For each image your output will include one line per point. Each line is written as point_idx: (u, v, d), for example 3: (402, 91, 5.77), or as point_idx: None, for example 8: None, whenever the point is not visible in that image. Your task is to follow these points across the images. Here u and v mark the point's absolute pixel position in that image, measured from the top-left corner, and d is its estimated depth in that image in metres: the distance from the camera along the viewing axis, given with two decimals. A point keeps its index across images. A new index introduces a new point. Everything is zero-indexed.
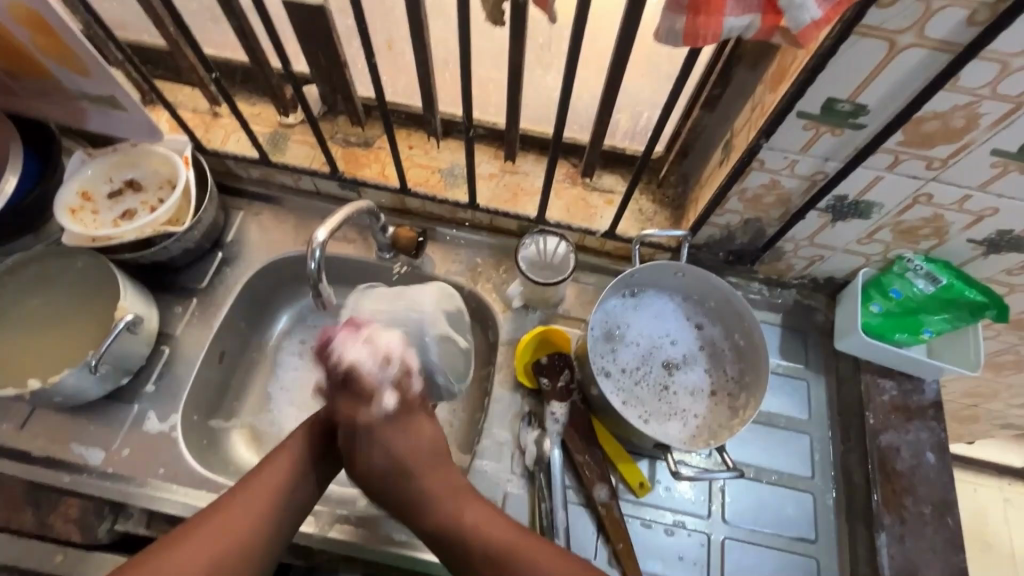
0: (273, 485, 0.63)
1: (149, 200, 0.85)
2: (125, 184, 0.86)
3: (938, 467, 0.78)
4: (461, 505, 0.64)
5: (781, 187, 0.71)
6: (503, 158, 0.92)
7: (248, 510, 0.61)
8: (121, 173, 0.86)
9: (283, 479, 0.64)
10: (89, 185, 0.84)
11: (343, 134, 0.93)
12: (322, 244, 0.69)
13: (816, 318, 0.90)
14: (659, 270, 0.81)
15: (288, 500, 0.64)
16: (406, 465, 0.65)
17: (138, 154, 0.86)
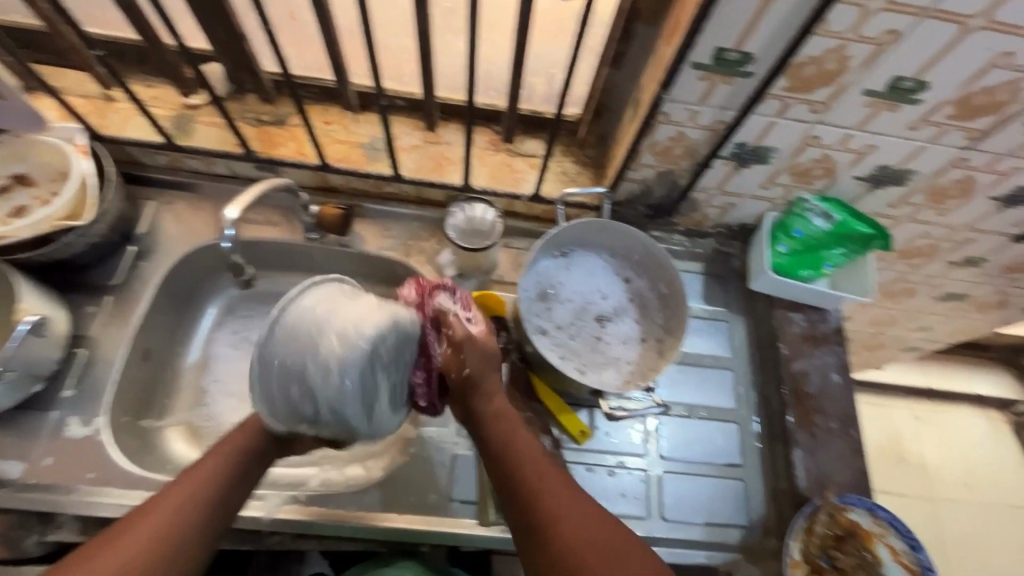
0: (209, 477, 0.61)
1: (42, 194, 0.80)
2: (13, 180, 0.80)
3: (842, 386, 0.86)
4: (531, 458, 0.63)
5: (687, 138, 0.75)
6: (425, 129, 0.91)
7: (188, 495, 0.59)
8: (8, 166, 0.80)
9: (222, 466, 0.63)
10: None
11: (254, 113, 0.89)
12: (234, 222, 0.68)
13: (733, 263, 0.97)
14: (584, 227, 0.85)
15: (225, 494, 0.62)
16: (499, 403, 0.69)
17: (21, 146, 0.80)
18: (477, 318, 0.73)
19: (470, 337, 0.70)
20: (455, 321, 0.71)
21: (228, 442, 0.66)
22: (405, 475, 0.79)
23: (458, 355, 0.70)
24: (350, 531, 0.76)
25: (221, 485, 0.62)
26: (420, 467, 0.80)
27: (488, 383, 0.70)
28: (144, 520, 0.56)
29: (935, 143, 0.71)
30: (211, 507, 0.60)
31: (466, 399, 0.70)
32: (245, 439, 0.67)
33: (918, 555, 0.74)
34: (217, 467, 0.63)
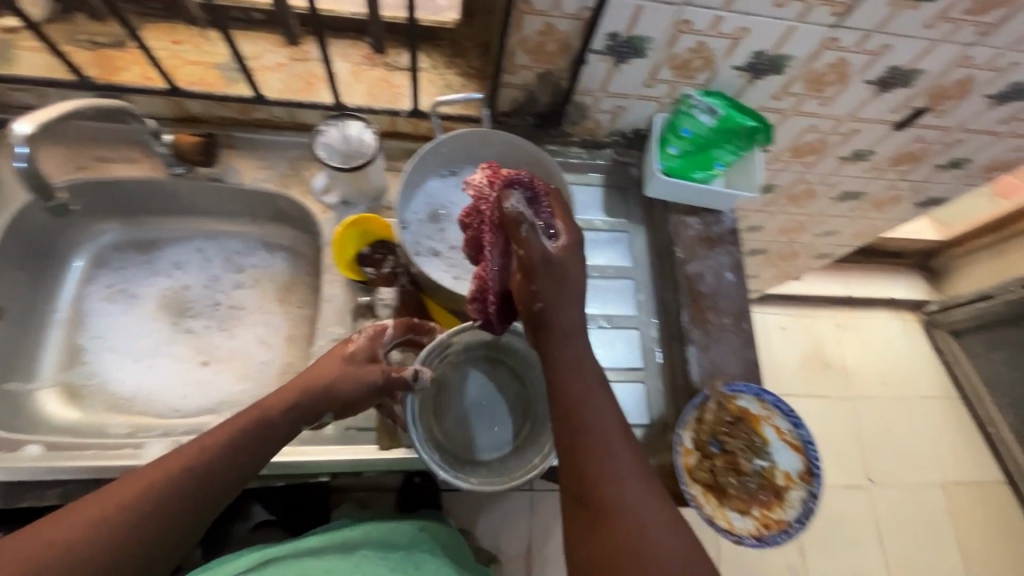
0: (196, 466, 0.57)
1: None
2: None
3: (736, 283, 0.88)
4: (601, 415, 0.59)
5: (557, 31, 0.70)
6: (289, 45, 0.84)
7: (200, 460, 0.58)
8: None
9: (240, 443, 0.60)
10: None
11: (86, 34, 0.79)
12: (27, 138, 0.64)
13: (631, 173, 0.95)
14: (464, 139, 0.81)
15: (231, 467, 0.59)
16: (575, 344, 0.62)
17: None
18: (558, 230, 0.63)
19: (546, 257, 0.59)
20: (524, 234, 0.59)
21: (230, 426, 0.60)
22: None
23: (529, 283, 0.60)
24: None
25: (207, 475, 0.58)
26: None
27: (560, 319, 0.61)
28: (105, 508, 0.54)
29: (804, 22, 0.70)
30: (190, 501, 0.57)
31: (540, 333, 0.62)
32: (248, 429, 0.60)
33: (800, 431, 0.81)
34: (212, 455, 0.58)
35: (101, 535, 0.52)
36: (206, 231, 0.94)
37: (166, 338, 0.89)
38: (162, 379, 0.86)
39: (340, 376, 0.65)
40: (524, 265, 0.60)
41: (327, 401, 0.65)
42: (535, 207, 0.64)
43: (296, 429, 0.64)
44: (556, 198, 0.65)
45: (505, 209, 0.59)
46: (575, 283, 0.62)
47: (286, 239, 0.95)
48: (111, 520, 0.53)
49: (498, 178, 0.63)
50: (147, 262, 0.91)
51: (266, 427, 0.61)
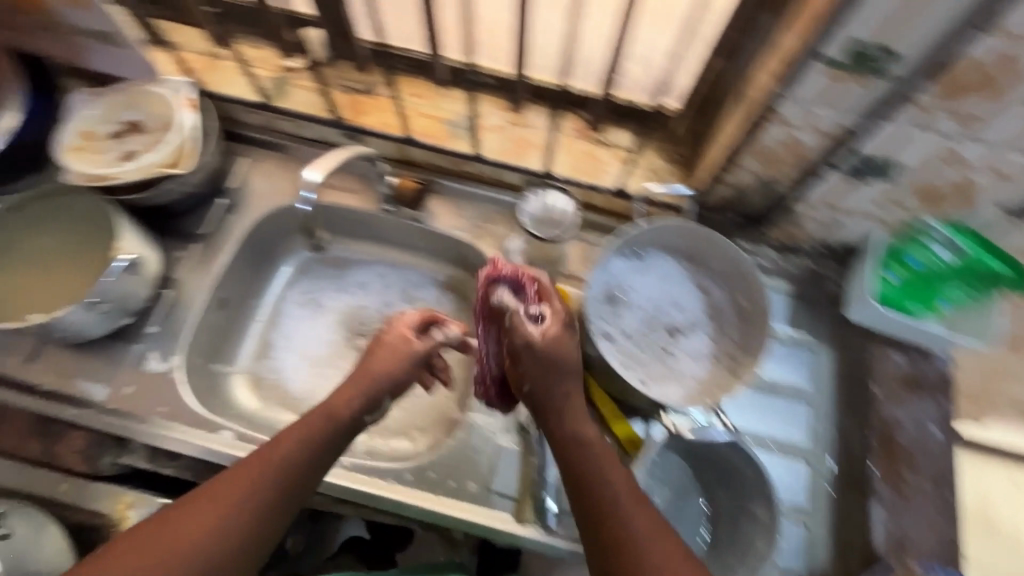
0: (272, 466, 0.59)
1: (150, 141, 0.83)
2: (125, 125, 0.83)
3: (943, 442, 0.75)
4: (635, 510, 0.58)
5: (801, 143, 0.66)
6: (510, 110, 0.88)
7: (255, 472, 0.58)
8: (120, 114, 0.84)
9: (298, 453, 0.61)
10: (88, 125, 0.82)
11: (347, 81, 0.90)
12: (314, 186, 0.72)
13: (828, 287, 0.87)
14: (662, 229, 0.80)
15: (296, 476, 0.60)
16: (591, 440, 0.64)
17: (136, 94, 0.84)
18: (543, 313, 0.69)
19: (529, 341, 0.67)
20: (512, 320, 0.68)
21: (290, 432, 0.62)
22: (447, 458, 0.77)
23: (517, 363, 0.68)
24: (389, 507, 0.75)
25: (299, 472, 0.60)
26: (462, 454, 0.77)
27: (548, 398, 0.67)
28: (219, 504, 0.55)
29: None
30: (291, 486, 0.60)
31: (544, 415, 0.68)
32: (307, 431, 0.63)
33: None
34: (276, 456, 0.60)
35: (232, 519, 0.55)
36: (394, 259, 1.00)
37: (339, 351, 0.96)
38: (328, 389, 0.93)
39: (375, 359, 0.71)
40: (517, 346, 0.68)
41: (392, 387, 0.71)
42: (522, 296, 0.71)
43: (354, 428, 0.67)
44: (545, 286, 0.71)
45: (493, 302, 0.71)
46: (569, 363, 0.68)
47: (458, 282, 0.99)
48: (231, 509, 0.55)
49: (496, 270, 0.71)
50: (339, 277, 1.00)
51: (334, 418, 0.65)
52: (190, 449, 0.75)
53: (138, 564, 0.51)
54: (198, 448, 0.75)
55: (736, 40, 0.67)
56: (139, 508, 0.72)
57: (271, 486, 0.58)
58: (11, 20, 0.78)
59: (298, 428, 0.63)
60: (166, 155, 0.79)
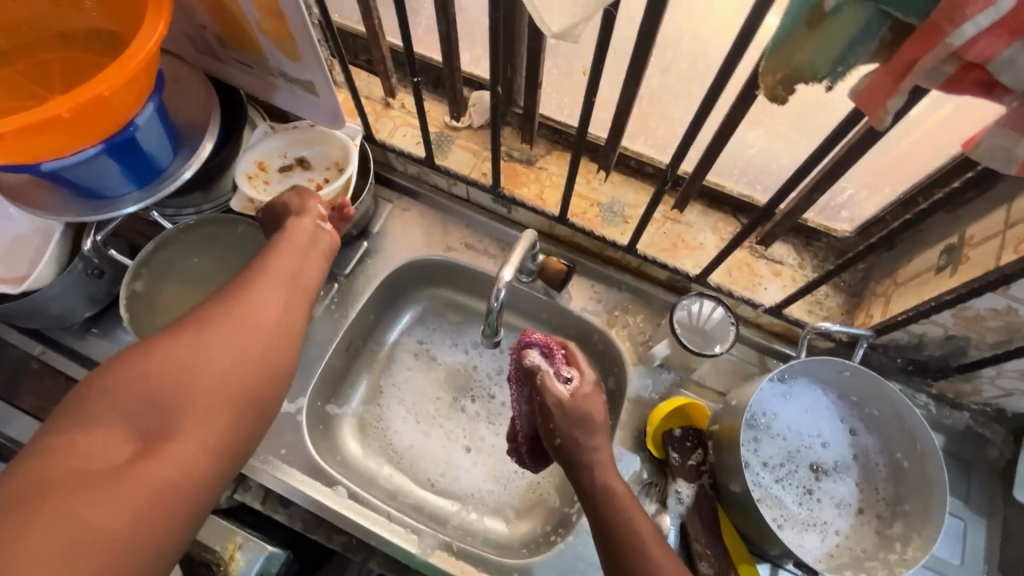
0: (279, 275, 0.60)
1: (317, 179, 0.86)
2: (296, 161, 0.87)
3: None
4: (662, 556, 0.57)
5: (1018, 318, 0.61)
6: (671, 205, 0.86)
7: (264, 281, 0.59)
8: (295, 150, 0.87)
9: (289, 263, 0.62)
10: (265, 157, 0.86)
11: (507, 148, 0.90)
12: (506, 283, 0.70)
13: (987, 452, 0.79)
14: (824, 365, 0.73)
15: (296, 284, 0.61)
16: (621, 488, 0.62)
17: (313, 137, 0.87)
18: (574, 376, 0.67)
19: (559, 402, 0.64)
20: (540, 384, 0.65)
21: (278, 252, 0.63)
22: (556, 563, 0.73)
23: (550, 426, 0.65)
24: None
25: (293, 284, 0.61)
26: (573, 562, 0.73)
27: (582, 456, 0.64)
28: (234, 313, 0.54)
29: None
30: (299, 298, 0.61)
31: (569, 472, 0.65)
32: (288, 250, 0.63)
33: None
34: (277, 271, 0.61)
35: (263, 324, 0.55)
36: (512, 325, 0.98)
37: (445, 410, 0.93)
38: (429, 448, 0.91)
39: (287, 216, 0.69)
40: (548, 413, 0.65)
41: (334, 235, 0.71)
42: (550, 360, 0.69)
43: (327, 258, 0.68)
44: (571, 350, 0.70)
45: (523, 365, 0.68)
46: (600, 419, 0.65)
47: None
48: (255, 313, 0.55)
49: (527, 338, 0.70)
50: (456, 333, 0.98)
51: (300, 234, 0.66)
52: (306, 500, 0.75)
53: (160, 366, 0.49)
54: (313, 500, 0.75)
55: (961, 196, 0.62)
56: (247, 552, 0.71)
57: (278, 289, 0.59)
58: (216, 51, 0.82)
59: (283, 247, 0.63)
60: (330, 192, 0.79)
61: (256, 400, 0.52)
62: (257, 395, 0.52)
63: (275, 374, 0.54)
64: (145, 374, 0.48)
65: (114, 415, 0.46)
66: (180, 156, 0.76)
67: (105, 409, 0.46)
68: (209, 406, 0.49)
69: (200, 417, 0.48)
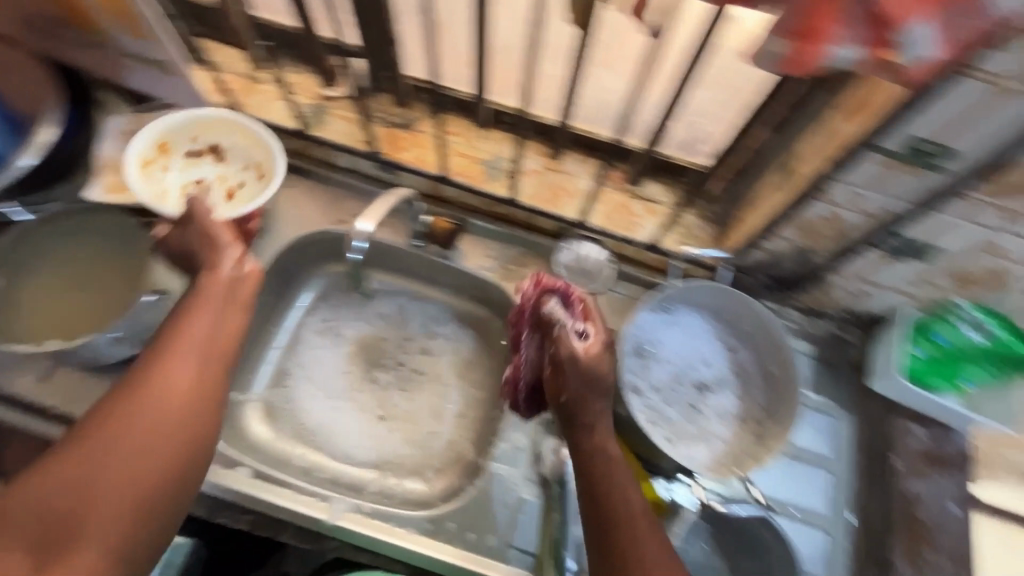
0: (195, 343, 0.61)
1: (228, 177, 0.82)
2: (207, 149, 0.83)
3: (962, 520, 0.76)
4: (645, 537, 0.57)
5: (842, 221, 0.67)
6: (549, 155, 0.88)
7: (185, 347, 0.60)
8: (207, 135, 0.82)
9: (210, 327, 0.63)
10: (169, 134, 0.81)
11: (385, 114, 0.90)
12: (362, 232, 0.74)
13: (851, 353, 0.87)
14: (694, 288, 0.80)
15: (218, 343, 0.63)
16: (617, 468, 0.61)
17: (223, 121, 0.81)
18: (587, 331, 0.69)
19: (571, 354, 0.66)
20: (557, 331, 0.69)
21: (194, 309, 0.63)
22: (467, 508, 0.75)
23: (557, 375, 0.67)
24: (405, 555, 0.73)
25: (213, 349, 0.62)
26: (483, 504, 0.76)
27: (584, 412, 0.65)
28: (149, 391, 0.56)
29: None
30: (215, 363, 0.62)
31: (571, 428, 0.66)
32: (203, 307, 0.63)
33: None
34: (193, 336, 0.61)
35: (173, 410, 0.56)
36: (416, 291, 0.99)
37: (355, 384, 0.93)
38: (343, 422, 0.91)
39: (207, 259, 0.67)
40: (562, 355, 0.67)
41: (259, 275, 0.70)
42: (569, 310, 0.72)
43: (249, 308, 0.68)
44: (591, 305, 0.72)
45: (542, 311, 0.72)
46: (607, 381, 0.66)
47: (478, 319, 0.97)
48: (165, 392, 0.57)
49: (545, 280, 0.75)
50: (359, 307, 0.98)
51: (221, 286, 0.66)
52: (205, 485, 0.73)
53: (65, 471, 0.50)
54: (213, 484, 0.73)
55: (784, 116, 0.68)
56: None
57: (198, 357, 0.60)
58: (54, 32, 0.77)
59: (197, 302, 0.63)
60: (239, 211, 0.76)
61: (175, 480, 0.55)
62: (168, 494, 0.54)
63: (190, 481, 0.56)
64: (43, 495, 0.49)
65: (11, 543, 0.47)
66: (17, 147, 0.75)
67: (14, 508, 0.49)
68: (109, 523, 0.50)
69: (110, 512, 0.50)
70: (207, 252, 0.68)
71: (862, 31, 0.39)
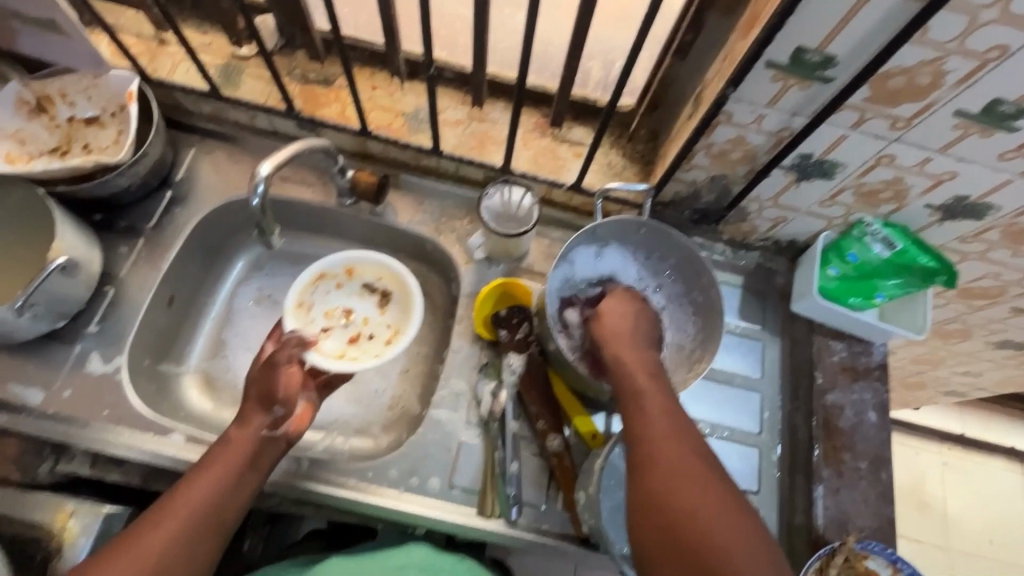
0: (194, 503, 0.60)
1: (369, 323, 0.87)
2: (381, 292, 0.89)
3: (878, 425, 0.81)
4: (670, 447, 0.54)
5: (748, 143, 0.69)
6: (472, 104, 0.88)
7: (193, 511, 0.59)
8: (100, 96, 0.81)
9: (221, 482, 0.62)
10: (65, 87, 0.80)
11: (301, 70, 0.88)
12: (265, 178, 0.65)
13: (776, 280, 0.91)
14: (620, 226, 0.78)
15: (222, 510, 0.61)
16: (642, 379, 0.61)
17: (399, 277, 0.87)
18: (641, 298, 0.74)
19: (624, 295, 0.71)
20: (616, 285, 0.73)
21: (206, 470, 0.62)
22: (409, 455, 0.77)
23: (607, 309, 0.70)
24: (346, 504, 0.75)
25: (215, 511, 0.61)
26: (424, 449, 0.77)
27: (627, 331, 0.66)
28: (146, 542, 0.56)
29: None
30: (207, 525, 0.60)
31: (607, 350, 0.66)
32: (212, 468, 0.63)
33: None
34: (194, 497, 0.60)
35: (157, 558, 0.56)
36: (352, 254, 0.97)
37: None
38: None
39: (241, 415, 0.68)
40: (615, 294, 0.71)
41: (274, 417, 0.69)
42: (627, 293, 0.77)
43: (265, 470, 0.67)
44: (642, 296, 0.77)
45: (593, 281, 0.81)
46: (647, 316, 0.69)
47: (417, 276, 0.97)
48: (154, 550, 0.56)
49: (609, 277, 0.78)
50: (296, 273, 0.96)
51: (233, 447, 0.65)
52: (137, 454, 0.72)
53: None
54: (146, 452, 0.72)
55: (688, 42, 0.68)
56: (82, 518, 0.68)
57: (197, 521, 0.59)
58: None
59: (221, 462, 0.63)
60: (359, 355, 0.83)
61: None
62: None
63: None
64: None
65: None
66: None
67: None
68: None
69: None
70: (246, 403, 0.69)
71: None
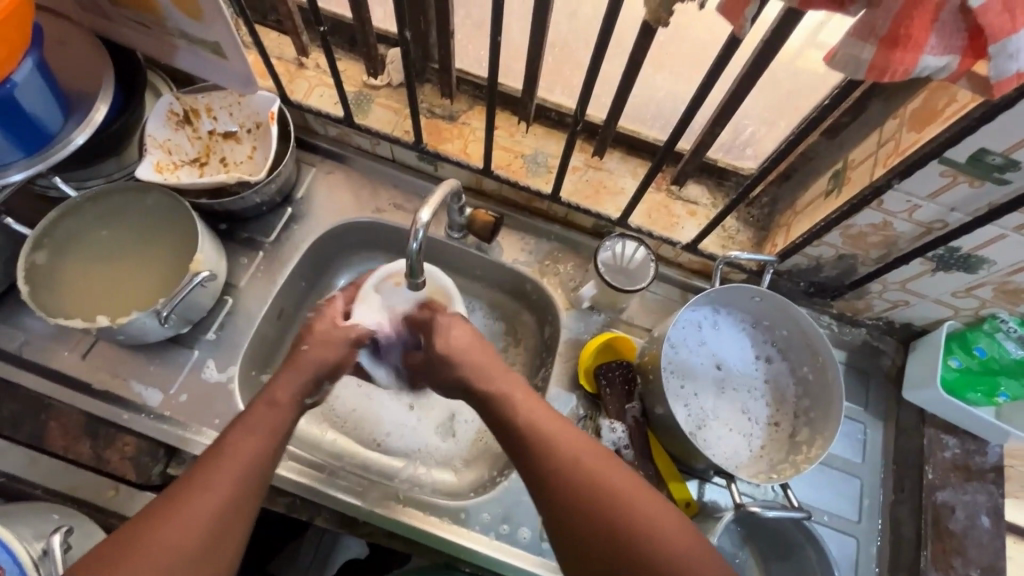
0: (240, 470, 0.55)
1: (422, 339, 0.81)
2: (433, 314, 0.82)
3: (992, 532, 0.77)
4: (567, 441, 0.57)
5: (891, 229, 0.68)
6: (591, 152, 0.89)
7: (234, 476, 0.54)
8: (241, 111, 0.85)
9: (261, 448, 0.57)
10: (208, 102, 0.84)
11: (428, 104, 0.90)
12: (424, 224, 0.63)
13: (883, 361, 0.87)
14: (737, 293, 0.78)
15: (259, 475, 0.56)
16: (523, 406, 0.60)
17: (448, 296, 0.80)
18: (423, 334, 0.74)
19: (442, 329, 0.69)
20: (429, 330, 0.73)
21: (246, 435, 0.57)
22: (500, 500, 0.76)
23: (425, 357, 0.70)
24: (438, 542, 0.74)
25: (254, 477, 0.55)
26: (516, 496, 0.76)
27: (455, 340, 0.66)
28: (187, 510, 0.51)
29: None
30: (254, 492, 0.55)
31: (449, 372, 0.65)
32: (256, 432, 0.57)
33: None
34: (235, 460, 0.55)
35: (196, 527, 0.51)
36: None
37: None
38: (376, 409, 0.91)
39: (282, 376, 0.63)
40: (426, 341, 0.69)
41: (310, 388, 0.64)
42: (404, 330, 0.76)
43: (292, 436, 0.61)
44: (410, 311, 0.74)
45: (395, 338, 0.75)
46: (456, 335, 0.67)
47: (508, 312, 0.96)
48: (192, 517, 0.51)
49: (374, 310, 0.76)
50: None
51: (274, 411, 0.60)
52: None
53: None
54: None
55: (841, 122, 0.67)
56: None
57: (237, 487, 0.54)
58: (101, 7, 0.74)
59: (255, 429, 0.57)
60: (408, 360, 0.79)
61: None
62: None
63: None
64: None
65: None
66: (72, 119, 0.71)
67: None
68: None
69: None
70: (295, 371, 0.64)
71: (958, 40, 0.39)
